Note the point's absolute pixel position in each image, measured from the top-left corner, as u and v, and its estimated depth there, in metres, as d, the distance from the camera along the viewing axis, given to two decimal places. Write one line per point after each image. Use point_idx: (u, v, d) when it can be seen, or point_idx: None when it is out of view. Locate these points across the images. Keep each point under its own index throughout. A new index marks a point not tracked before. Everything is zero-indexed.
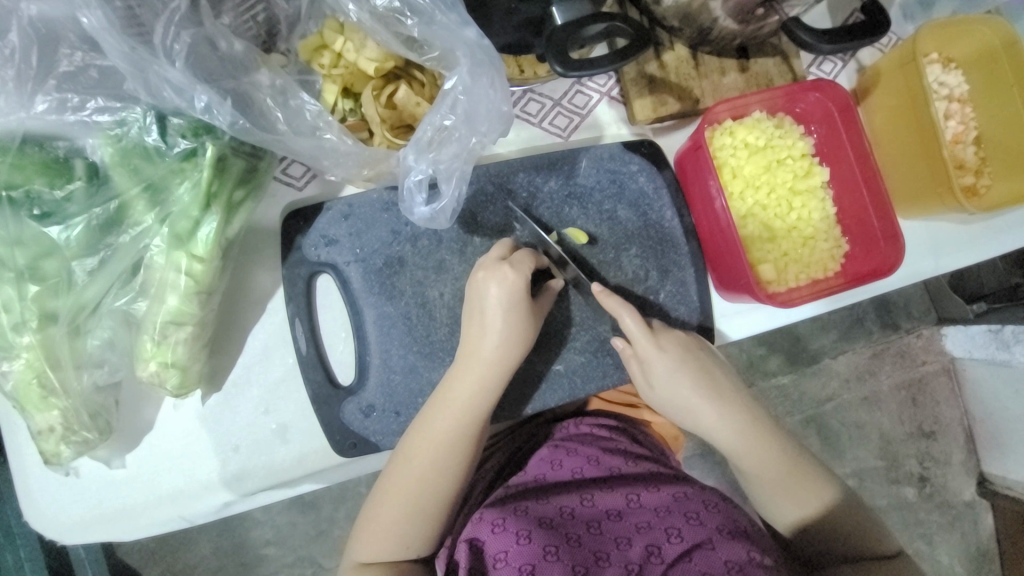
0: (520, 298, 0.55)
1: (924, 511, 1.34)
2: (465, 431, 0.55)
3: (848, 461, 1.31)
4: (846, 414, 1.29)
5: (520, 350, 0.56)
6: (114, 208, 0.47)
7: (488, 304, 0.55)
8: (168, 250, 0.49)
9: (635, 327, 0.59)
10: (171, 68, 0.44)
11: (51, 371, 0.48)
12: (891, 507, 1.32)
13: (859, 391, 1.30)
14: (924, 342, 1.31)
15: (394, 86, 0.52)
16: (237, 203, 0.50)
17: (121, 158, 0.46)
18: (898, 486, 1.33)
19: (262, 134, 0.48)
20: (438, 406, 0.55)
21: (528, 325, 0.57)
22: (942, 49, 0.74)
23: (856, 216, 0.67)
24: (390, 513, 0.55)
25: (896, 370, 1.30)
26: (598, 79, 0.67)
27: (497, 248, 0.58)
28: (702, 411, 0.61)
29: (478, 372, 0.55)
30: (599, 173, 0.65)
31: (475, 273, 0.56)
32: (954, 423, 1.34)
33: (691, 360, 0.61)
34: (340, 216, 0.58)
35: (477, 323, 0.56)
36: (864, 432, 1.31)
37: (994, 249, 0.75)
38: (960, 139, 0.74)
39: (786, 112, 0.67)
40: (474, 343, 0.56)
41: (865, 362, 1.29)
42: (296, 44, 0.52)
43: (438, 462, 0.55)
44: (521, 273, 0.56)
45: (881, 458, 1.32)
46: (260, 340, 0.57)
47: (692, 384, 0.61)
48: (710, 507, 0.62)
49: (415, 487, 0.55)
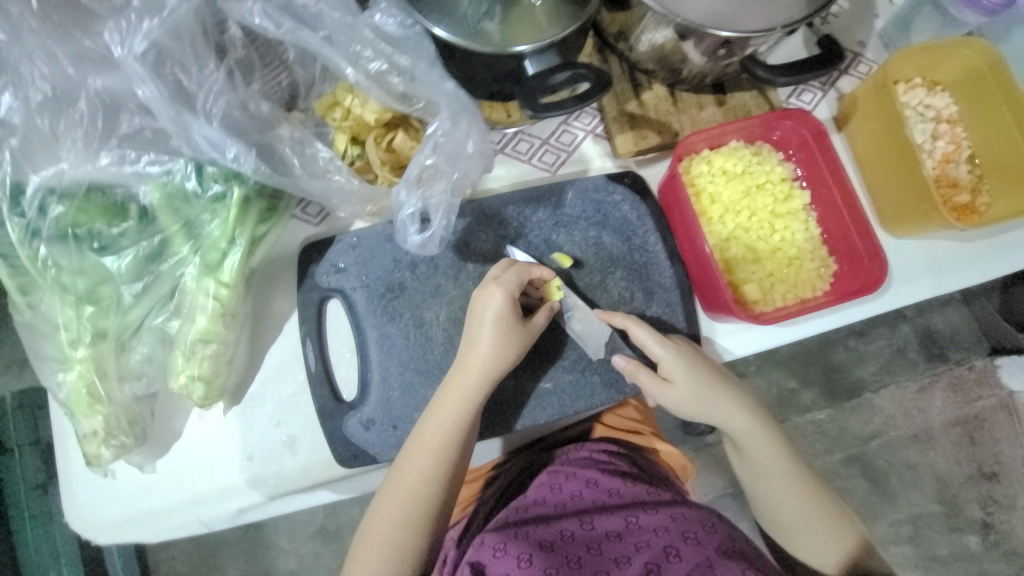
0: (505, 316, 0.59)
1: (989, 561, 1.22)
2: (453, 441, 0.58)
3: (900, 505, 1.22)
4: (894, 454, 1.22)
5: (508, 363, 0.59)
6: (157, 242, 0.57)
7: (478, 320, 0.59)
8: (198, 277, 0.57)
9: (646, 337, 0.63)
10: (208, 126, 0.53)
11: (98, 381, 0.56)
12: (953, 557, 1.22)
13: (907, 428, 1.23)
14: (978, 374, 1.24)
15: (394, 133, 0.60)
16: (260, 235, 0.59)
17: (165, 201, 0.56)
18: (960, 533, 1.22)
19: (280, 177, 0.57)
20: (431, 417, 0.59)
21: (516, 340, 0.59)
22: (926, 73, 0.76)
23: (840, 236, 0.69)
24: (385, 525, 0.58)
25: (947, 405, 1.23)
26: (583, 119, 0.73)
27: (495, 266, 0.62)
28: (722, 407, 0.63)
29: (468, 385, 0.59)
30: (584, 204, 0.70)
31: (473, 291, 0.61)
32: (1018, 463, 1.24)
33: (703, 364, 0.64)
34: (349, 248, 0.65)
35: (468, 338, 0.60)
36: (916, 473, 1.22)
37: (1001, 265, 0.74)
38: (952, 159, 0.75)
39: (764, 140, 0.71)
40: (465, 358, 0.59)
41: (911, 396, 1.23)
42: (312, 102, 0.61)
43: (429, 473, 0.58)
44: (508, 291, 0.59)
45: (939, 503, 1.22)
46: (275, 358, 0.64)
47: (710, 384, 0.63)
48: (708, 527, 0.62)
49: (408, 496, 0.58)
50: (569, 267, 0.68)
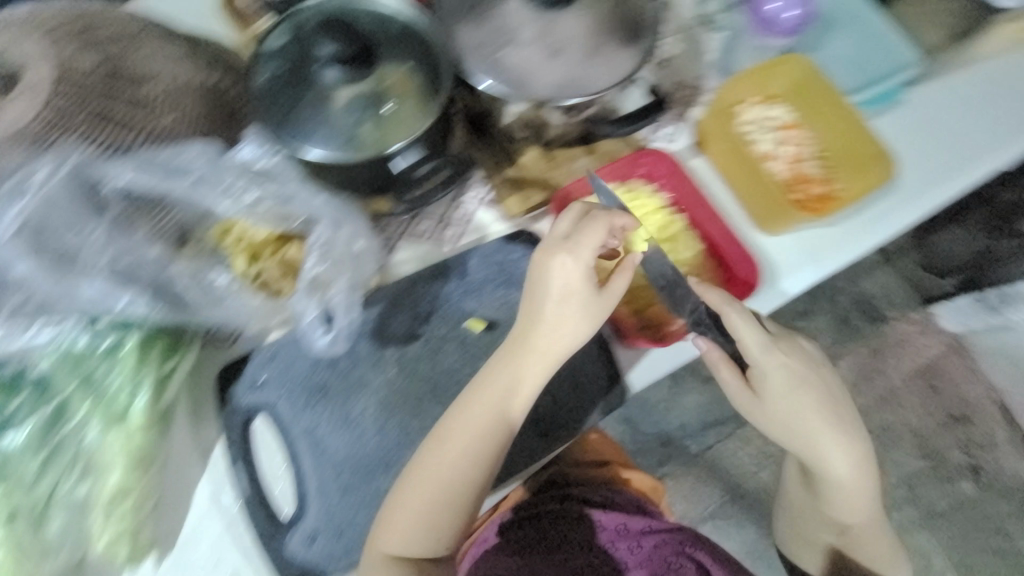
0: (584, 286, 0.58)
1: (987, 504, 1.32)
2: (498, 420, 0.58)
3: (888, 469, 1.33)
4: (868, 419, 1.35)
5: (579, 334, 0.59)
6: (55, 407, 0.55)
7: (555, 283, 0.58)
8: (104, 432, 0.56)
9: (744, 333, 0.64)
10: (93, 280, 0.55)
11: (15, 564, 0.54)
12: (951, 508, 1.32)
13: (872, 393, 1.36)
14: (917, 327, 1.37)
15: (288, 246, 0.64)
16: (168, 372, 0.59)
17: (58, 365, 0.56)
18: (953, 483, 1.33)
19: (177, 313, 0.59)
20: (480, 393, 0.59)
21: (585, 311, 0.59)
22: (761, 88, 0.86)
23: (719, 248, 0.75)
24: (417, 509, 0.57)
25: (899, 362, 1.37)
26: (475, 190, 0.78)
27: (560, 223, 0.60)
28: (827, 447, 0.67)
29: (548, 353, 0.59)
30: (488, 267, 0.74)
31: (540, 250, 0.59)
32: (982, 401, 1.36)
33: (809, 378, 0.67)
34: (266, 360, 0.66)
35: (530, 312, 0.59)
36: (892, 434, 1.35)
37: (869, 241, 0.82)
38: (801, 158, 0.83)
39: (634, 177, 0.77)
40: (536, 327, 0.59)
41: (868, 360, 1.37)
42: (206, 232, 0.62)
43: (470, 453, 0.58)
44: (591, 245, 0.58)
45: (922, 457, 1.34)
46: (207, 491, 0.62)
47: (809, 411, 0.67)
48: (683, 546, 0.76)
49: (443, 476, 0.58)
50: (485, 329, 0.71)
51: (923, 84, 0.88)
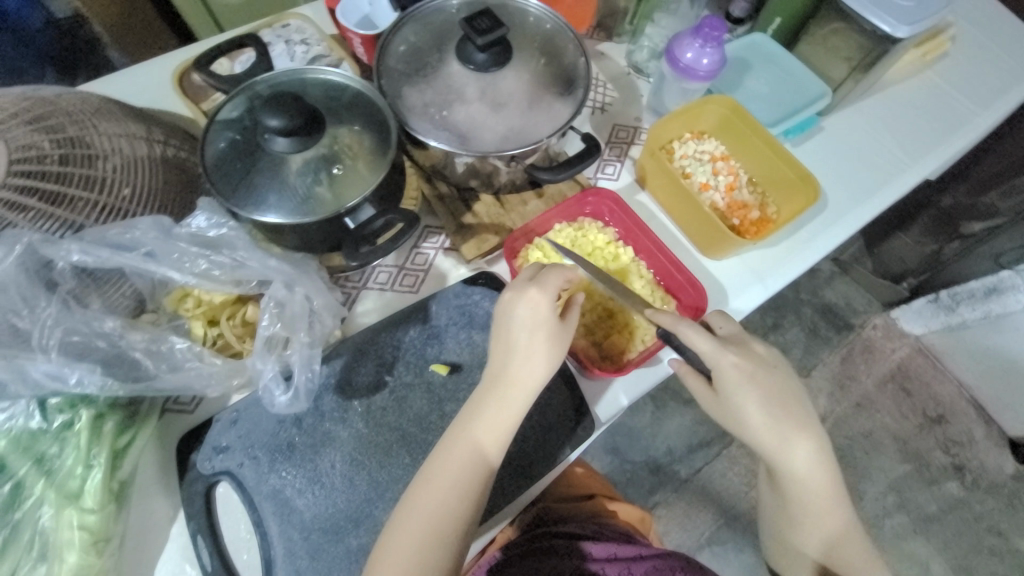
0: (547, 320, 0.62)
1: (976, 501, 1.36)
2: (486, 448, 0.60)
3: (877, 477, 1.37)
4: (850, 426, 1.41)
5: (547, 364, 0.63)
6: (9, 488, 0.54)
7: (517, 322, 0.63)
8: (54, 513, 0.54)
9: (694, 339, 0.65)
10: (45, 359, 0.54)
11: None
12: (944, 511, 1.35)
13: (849, 399, 1.43)
14: (882, 331, 1.49)
15: (245, 308, 0.66)
16: (122, 447, 0.58)
17: (10, 445, 0.55)
18: (939, 484, 1.37)
19: (134, 383, 0.59)
20: (467, 424, 0.61)
21: (552, 340, 0.63)
22: (692, 127, 0.94)
23: (668, 275, 0.79)
24: (408, 546, 0.57)
25: (872, 367, 1.46)
26: (431, 240, 0.83)
27: (524, 273, 0.67)
28: (792, 446, 0.66)
29: (516, 388, 0.62)
30: (449, 311, 0.76)
31: (504, 295, 0.64)
32: (956, 399, 1.44)
33: (767, 378, 0.66)
34: (229, 423, 0.66)
35: (502, 347, 0.64)
36: (874, 441, 1.40)
37: (808, 257, 0.87)
38: (735, 186, 0.90)
39: (582, 216, 0.83)
40: (504, 364, 0.63)
41: (839, 369, 1.46)
42: (162, 300, 0.65)
43: (461, 483, 0.59)
44: (547, 290, 0.63)
45: (907, 461, 1.38)
46: (168, 567, 0.60)
47: (767, 409, 0.66)
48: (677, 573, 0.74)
49: (434, 509, 0.58)
50: (449, 372, 0.72)
51: (831, 114, 0.99)
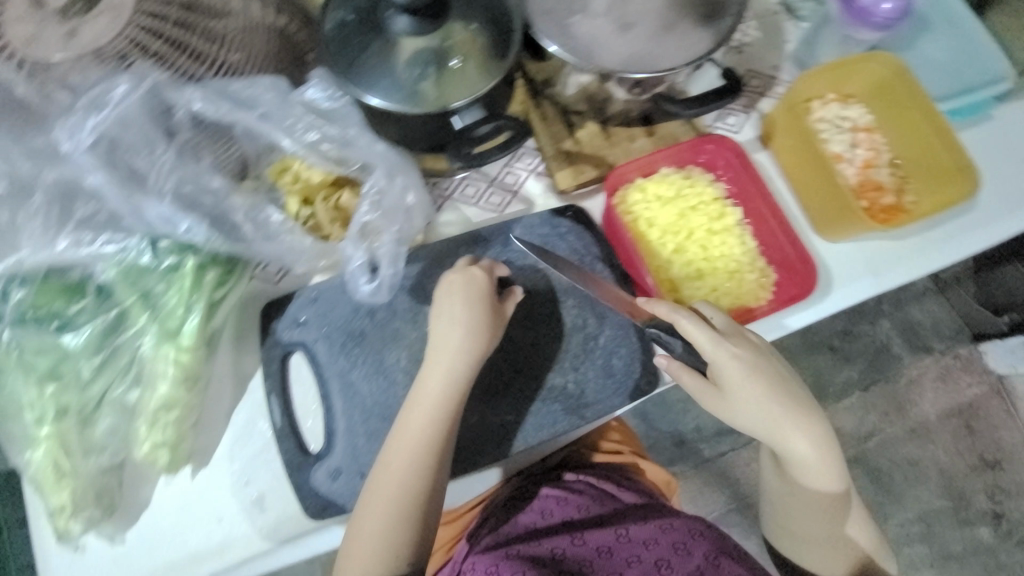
0: (483, 295, 0.63)
1: (1004, 552, 1.23)
2: (435, 423, 0.59)
3: (908, 504, 1.24)
4: (896, 450, 1.25)
5: (484, 338, 0.62)
6: (114, 315, 0.59)
7: (450, 301, 0.63)
8: (156, 344, 0.60)
9: (697, 332, 0.62)
10: (160, 203, 0.57)
11: (64, 457, 0.57)
12: (967, 552, 1.23)
13: (903, 423, 1.26)
14: (964, 363, 1.28)
15: (341, 192, 0.64)
16: (218, 299, 0.61)
17: (124, 276, 0.59)
18: (972, 526, 1.24)
19: (233, 243, 0.61)
20: (417, 401, 0.60)
21: (489, 317, 0.63)
22: (839, 87, 0.82)
23: (774, 246, 0.72)
24: (375, 524, 0.56)
25: (940, 395, 1.27)
26: (525, 160, 0.77)
27: (464, 260, 0.66)
28: (789, 439, 0.63)
29: (449, 365, 0.60)
30: (532, 238, 0.73)
31: (447, 275, 0.65)
32: (1018, 446, 1.27)
33: (765, 369, 0.63)
34: (309, 301, 0.68)
35: (444, 323, 0.62)
36: (919, 469, 1.25)
37: (936, 260, 0.77)
38: (872, 164, 0.79)
39: (693, 164, 0.75)
40: (441, 341, 0.62)
41: (902, 390, 1.27)
42: (264, 170, 0.64)
43: (416, 461, 0.58)
44: (484, 274, 0.64)
45: (946, 497, 1.24)
46: (242, 415, 0.65)
47: (765, 399, 0.63)
48: (696, 536, 0.67)
49: (395, 487, 0.57)
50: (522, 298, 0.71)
51: (1012, 100, 0.82)
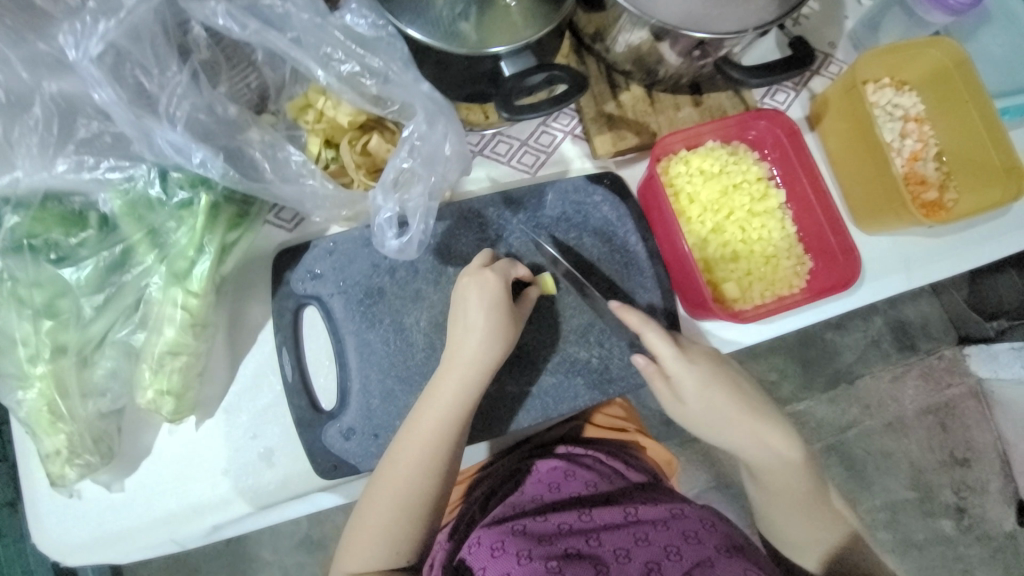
0: (501, 302, 0.59)
1: (962, 544, 1.22)
2: (444, 429, 0.57)
3: (876, 492, 1.21)
4: (871, 442, 1.21)
5: (500, 347, 0.59)
6: (119, 251, 0.55)
7: (468, 307, 0.59)
8: (165, 286, 0.55)
9: (658, 340, 0.61)
10: (171, 130, 0.51)
11: (59, 399, 0.54)
12: (928, 542, 1.21)
13: (881, 417, 1.22)
14: (947, 364, 1.23)
15: (368, 137, 0.59)
16: (230, 242, 0.57)
17: (128, 209, 0.54)
18: (934, 518, 1.22)
19: (249, 183, 0.55)
20: (426, 405, 0.58)
21: (505, 325, 0.59)
22: (893, 74, 0.78)
23: (814, 233, 0.69)
24: (378, 519, 0.56)
25: (920, 394, 1.23)
26: (561, 120, 0.73)
27: (480, 258, 0.63)
28: (742, 440, 0.62)
29: (463, 371, 0.58)
30: (564, 205, 0.70)
31: (461, 277, 0.60)
32: (988, 448, 1.24)
33: (722, 376, 0.62)
34: (325, 253, 0.64)
35: (460, 327, 0.59)
36: (891, 461, 1.21)
37: (971, 259, 0.76)
38: (919, 156, 0.76)
39: (739, 140, 0.71)
40: (456, 344, 0.59)
41: (885, 385, 1.22)
42: (284, 105, 0.59)
43: (424, 464, 0.56)
44: (501, 279, 0.60)
45: (912, 489, 1.22)
46: (251, 367, 0.62)
47: (726, 406, 0.61)
48: (707, 526, 0.63)
49: (399, 486, 0.56)
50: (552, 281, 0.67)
51: None
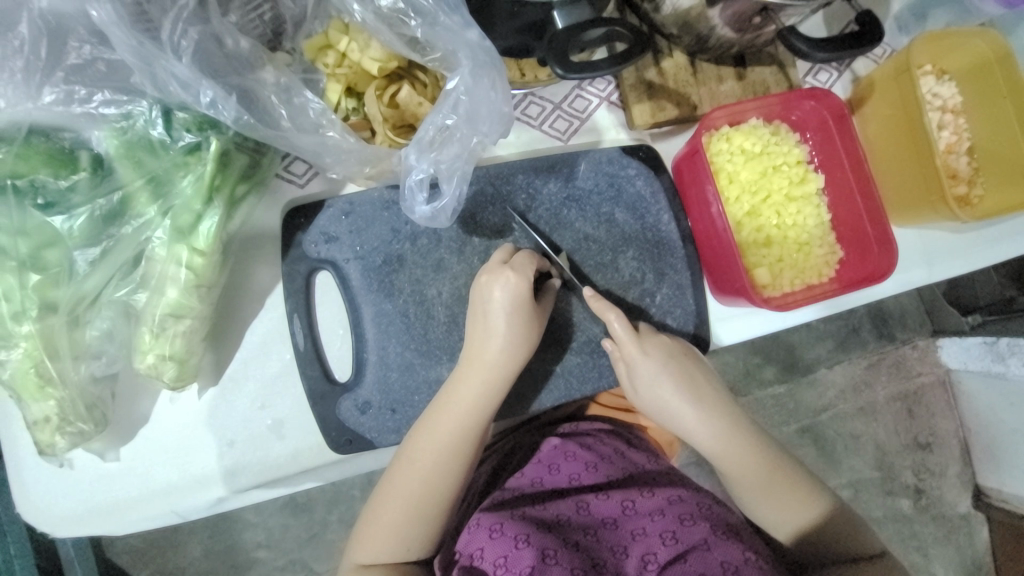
0: (525, 300, 0.55)
1: (918, 523, 1.28)
2: (465, 433, 0.55)
3: (845, 472, 1.25)
4: (845, 425, 1.24)
5: (524, 350, 0.56)
6: (117, 200, 0.48)
7: (491, 306, 0.55)
8: (169, 242, 0.50)
9: (622, 330, 0.60)
10: (177, 62, 0.44)
11: (48, 361, 0.49)
12: (887, 519, 1.27)
13: (858, 402, 1.25)
14: (920, 354, 1.26)
15: (397, 86, 0.53)
16: (239, 198, 0.52)
17: (126, 150, 0.47)
18: (894, 497, 1.27)
19: (266, 130, 0.49)
20: (444, 406, 0.55)
21: (529, 328, 0.56)
22: (936, 60, 0.74)
23: (849, 221, 0.68)
24: (392, 516, 0.54)
25: (892, 382, 1.25)
26: (598, 84, 0.68)
27: (498, 253, 0.58)
28: (694, 421, 0.62)
29: (485, 374, 0.55)
30: (597, 177, 0.65)
31: (477, 276, 0.56)
32: (950, 435, 1.29)
33: (678, 365, 0.62)
34: (340, 214, 0.58)
35: (480, 328, 0.56)
36: (861, 443, 1.25)
37: (990, 257, 0.75)
38: (954, 149, 0.74)
39: (782, 120, 0.68)
40: (478, 344, 0.56)
41: (863, 372, 1.24)
42: (301, 43, 0.53)
43: (443, 465, 0.55)
44: (523, 276, 0.55)
45: (878, 470, 1.26)
46: (258, 334, 0.58)
47: (680, 395, 0.62)
48: (704, 509, 0.62)
49: (415, 489, 0.54)
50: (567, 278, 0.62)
51: None
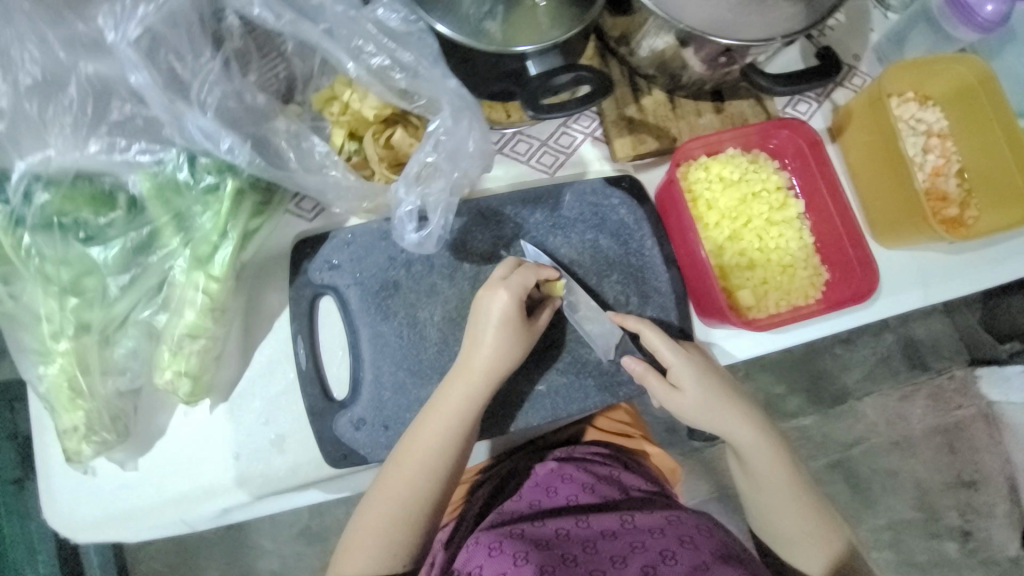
0: (512, 317, 0.59)
1: (967, 569, 1.19)
2: (450, 441, 0.57)
3: (881, 511, 1.19)
4: (877, 461, 1.19)
5: (510, 363, 0.59)
6: (146, 233, 0.56)
7: (481, 320, 0.59)
8: (188, 270, 0.57)
9: (654, 336, 0.62)
10: (202, 116, 0.52)
11: (80, 375, 0.55)
12: (931, 564, 1.19)
13: (888, 435, 1.19)
14: (957, 384, 1.20)
15: (392, 130, 0.60)
16: (252, 231, 0.58)
17: (156, 191, 0.55)
18: (938, 540, 1.19)
19: (273, 170, 0.56)
20: (433, 415, 0.58)
21: (517, 343, 0.59)
22: (917, 88, 0.76)
23: (833, 244, 0.69)
24: (378, 523, 0.57)
25: (927, 414, 1.20)
26: (582, 122, 0.73)
27: (500, 265, 0.61)
28: (728, 429, 0.62)
29: (471, 385, 0.58)
30: (581, 206, 0.69)
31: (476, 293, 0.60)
32: (997, 472, 1.21)
33: (714, 372, 0.63)
34: (343, 244, 0.64)
35: (469, 340, 0.59)
36: (896, 480, 1.19)
37: (990, 277, 0.75)
38: (941, 172, 0.75)
39: (760, 149, 0.72)
40: (466, 356, 0.59)
41: (893, 404, 1.19)
42: (310, 96, 0.60)
43: (428, 474, 0.57)
44: (515, 293, 0.59)
45: (917, 509, 1.19)
46: (266, 354, 0.63)
47: (718, 402, 0.62)
48: (703, 533, 0.61)
49: (400, 495, 0.57)
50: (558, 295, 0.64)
51: None
